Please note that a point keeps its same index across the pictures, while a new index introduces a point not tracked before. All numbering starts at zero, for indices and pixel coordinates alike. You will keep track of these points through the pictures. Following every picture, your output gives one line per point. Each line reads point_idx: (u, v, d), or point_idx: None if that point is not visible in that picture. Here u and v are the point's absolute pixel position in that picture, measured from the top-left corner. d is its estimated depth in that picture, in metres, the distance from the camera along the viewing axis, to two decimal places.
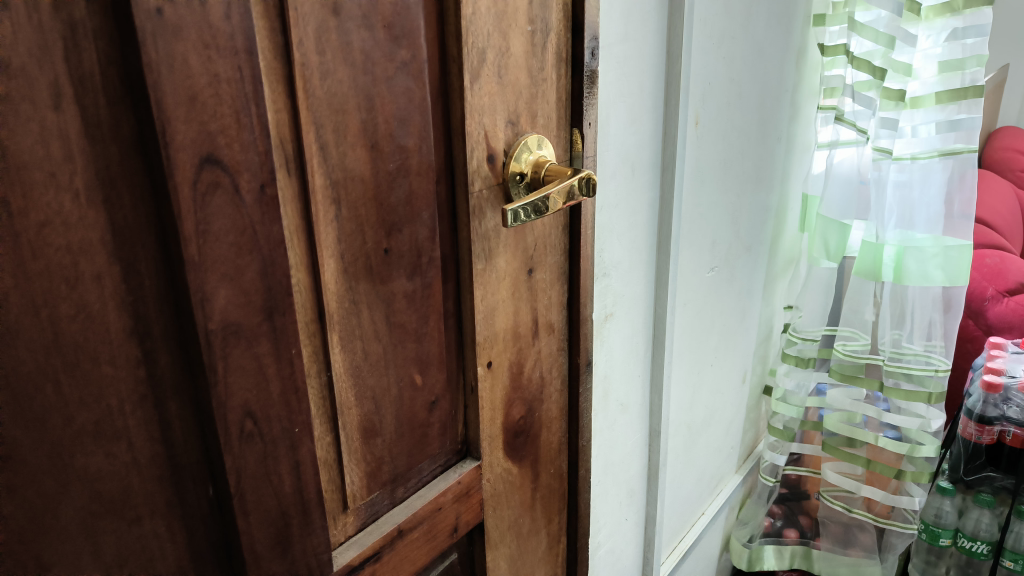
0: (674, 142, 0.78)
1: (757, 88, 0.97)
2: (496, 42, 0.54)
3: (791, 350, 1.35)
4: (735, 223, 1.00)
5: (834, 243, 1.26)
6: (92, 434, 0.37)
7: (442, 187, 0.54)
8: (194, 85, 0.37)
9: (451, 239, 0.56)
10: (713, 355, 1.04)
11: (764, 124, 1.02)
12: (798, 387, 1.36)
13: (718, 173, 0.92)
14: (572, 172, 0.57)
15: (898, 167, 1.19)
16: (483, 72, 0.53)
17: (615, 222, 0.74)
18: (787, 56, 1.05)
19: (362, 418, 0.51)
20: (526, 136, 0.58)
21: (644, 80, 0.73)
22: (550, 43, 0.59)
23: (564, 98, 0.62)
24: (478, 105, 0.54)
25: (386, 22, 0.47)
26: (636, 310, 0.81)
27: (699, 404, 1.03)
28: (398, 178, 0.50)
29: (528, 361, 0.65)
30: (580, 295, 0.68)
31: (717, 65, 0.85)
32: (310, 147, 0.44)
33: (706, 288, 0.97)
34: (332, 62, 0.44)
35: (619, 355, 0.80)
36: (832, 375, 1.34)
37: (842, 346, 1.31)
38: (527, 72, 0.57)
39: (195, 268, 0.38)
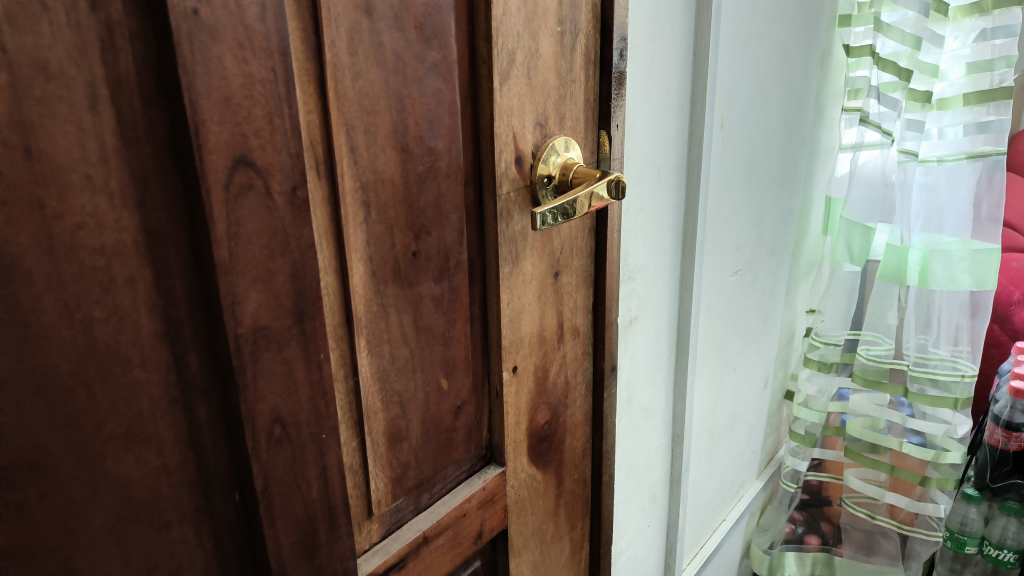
0: (699, 144, 0.77)
1: (782, 89, 0.96)
2: (527, 43, 0.53)
3: (813, 355, 1.34)
4: (759, 226, 0.99)
5: (857, 247, 1.25)
6: (122, 438, 0.36)
7: (470, 190, 0.54)
8: (228, 87, 0.36)
9: (478, 242, 0.56)
10: (736, 360, 1.03)
11: (788, 126, 1.01)
12: (820, 392, 1.35)
13: (743, 176, 0.91)
14: (600, 174, 0.56)
15: (925, 170, 1.18)
16: (513, 73, 0.53)
17: (641, 225, 0.73)
18: (811, 58, 1.03)
19: (388, 423, 0.51)
20: (554, 138, 0.58)
21: (671, 81, 0.72)
22: (580, 44, 0.58)
23: (593, 99, 0.61)
24: (507, 107, 0.53)
25: (418, 23, 0.46)
26: (660, 314, 0.80)
27: (721, 408, 1.02)
28: (427, 180, 0.50)
29: (553, 366, 0.64)
30: (605, 299, 0.67)
31: (743, 66, 0.84)
32: (340, 149, 0.44)
33: (730, 292, 0.96)
34: (364, 63, 0.44)
35: (643, 359, 0.79)
36: (855, 379, 1.32)
37: (866, 351, 1.29)
38: (557, 73, 0.57)
39: (227, 271, 0.38)
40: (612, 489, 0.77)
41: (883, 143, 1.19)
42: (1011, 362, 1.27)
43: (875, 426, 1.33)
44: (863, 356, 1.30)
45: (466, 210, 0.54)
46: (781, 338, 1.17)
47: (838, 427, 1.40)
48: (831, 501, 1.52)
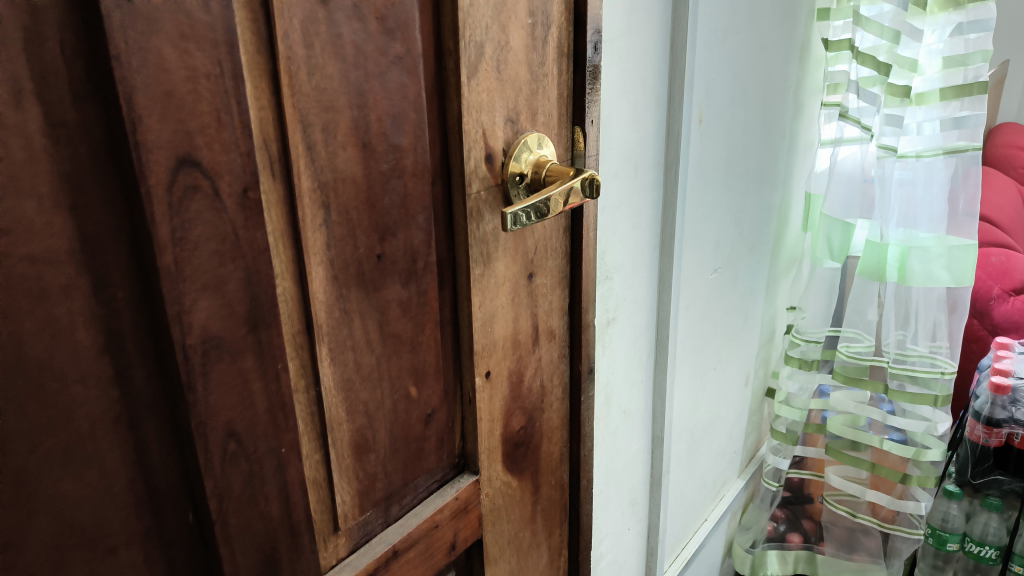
0: (677, 140, 0.75)
1: (761, 84, 0.95)
2: (496, 35, 0.51)
3: (794, 352, 1.33)
4: (739, 223, 0.97)
5: (838, 243, 1.23)
6: (61, 460, 0.34)
7: (438, 189, 0.52)
8: (169, 81, 0.34)
9: (448, 243, 0.54)
10: (717, 360, 1.01)
11: (767, 122, 1.00)
12: (801, 390, 1.34)
13: (722, 173, 0.90)
14: (576, 172, 0.54)
15: (902, 165, 1.16)
16: (482, 67, 0.51)
17: (618, 224, 0.71)
18: (790, 52, 1.02)
19: (354, 434, 0.49)
20: (526, 134, 0.56)
21: (648, 75, 0.70)
22: (552, 36, 0.56)
23: (567, 94, 0.59)
24: (476, 102, 0.51)
25: (379, 14, 0.44)
26: (639, 314, 0.78)
27: (702, 408, 1.00)
28: (391, 179, 0.47)
29: (528, 370, 0.62)
30: (581, 299, 0.65)
31: (721, 61, 0.83)
32: (297, 147, 0.41)
33: (710, 290, 0.94)
34: (321, 56, 0.41)
35: (622, 361, 0.77)
36: (836, 377, 1.31)
37: (846, 348, 1.28)
38: (529, 66, 0.54)
39: (172, 278, 0.36)
40: (591, 494, 0.75)
41: (860, 138, 1.17)
42: (989, 357, 1.27)
43: (856, 424, 1.32)
44: (843, 354, 1.29)
45: (435, 208, 0.52)
46: (762, 336, 1.15)
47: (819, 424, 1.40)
48: (813, 498, 1.51)
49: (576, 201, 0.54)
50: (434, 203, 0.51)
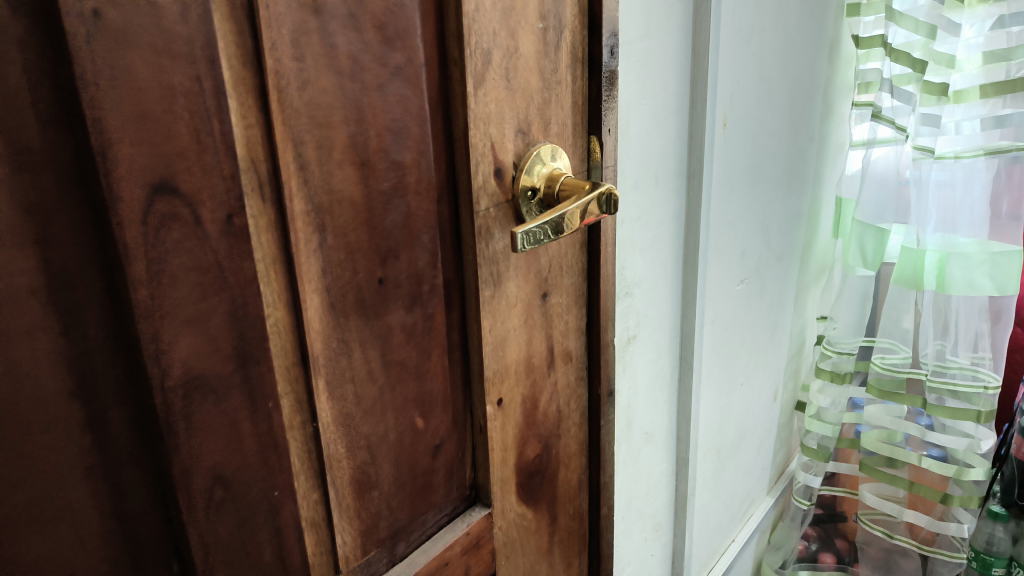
0: (701, 148, 0.72)
1: (788, 85, 0.91)
2: (505, 42, 0.48)
3: (824, 365, 1.27)
4: (766, 230, 0.93)
5: (871, 250, 1.18)
6: (25, 515, 0.31)
7: (445, 207, 0.48)
8: (143, 101, 0.31)
9: (455, 263, 0.50)
10: (743, 374, 0.97)
11: (795, 125, 0.95)
12: (833, 404, 1.29)
13: (748, 179, 0.86)
14: (592, 186, 0.51)
15: (940, 166, 1.11)
16: (490, 76, 0.47)
17: (638, 238, 0.67)
18: (818, 52, 0.98)
19: (355, 471, 0.46)
20: (539, 145, 0.52)
21: (669, 80, 0.66)
22: (566, 41, 0.53)
23: (582, 102, 0.56)
24: (483, 114, 0.48)
25: (377, 23, 0.41)
26: (661, 330, 0.75)
27: (729, 424, 0.96)
28: (393, 199, 0.44)
29: (543, 395, 0.59)
30: (599, 318, 0.62)
31: (746, 62, 0.79)
32: (288, 168, 0.38)
33: (736, 301, 0.90)
34: (314, 69, 0.38)
35: (643, 380, 0.74)
36: (870, 390, 1.26)
37: (881, 359, 1.23)
38: (541, 74, 0.51)
39: (148, 315, 0.33)
40: (612, 521, 0.71)
41: (895, 138, 1.12)
42: None
43: (892, 439, 1.27)
44: (879, 364, 1.24)
45: (440, 226, 0.48)
46: (791, 348, 1.11)
47: (852, 438, 1.35)
48: (846, 517, 1.45)
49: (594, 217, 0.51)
50: (440, 221, 0.48)
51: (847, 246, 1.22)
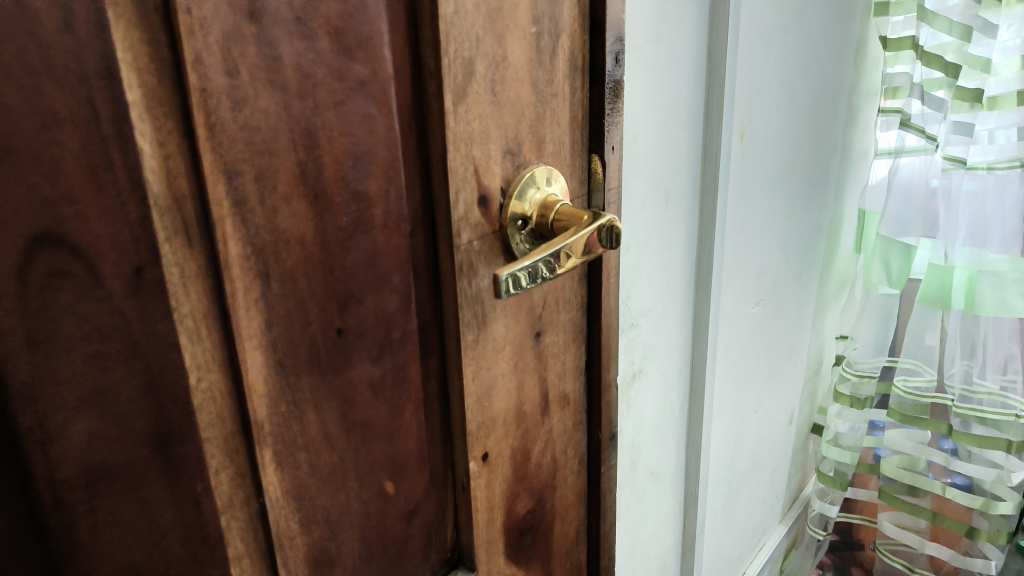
0: (716, 162, 0.65)
1: (811, 91, 0.83)
2: (491, 49, 0.41)
3: (844, 387, 1.21)
4: (785, 247, 0.86)
5: (896, 269, 1.11)
6: None
7: (419, 241, 0.42)
8: (11, 132, 0.25)
9: (433, 302, 0.44)
10: (758, 400, 0.90)
11: (817, 133, 0.88)
12: (852, 429, 1.21)
13: (767, 193, 0.78)
14: (587, 217, 0.44)
15: (971, 177, 1.05)
16: (473, 89, 0.41)
17: (646, 264, 0.61)
18: (844, 54, 0.90)
19: (312, 549, 0.39)
20: (532, 168, 0.46)
21: (682, 89, 0.59)
22: (563, 47, 0.46)
23: (582, 117, 0.49)
24: (465, 133, 0.41)
25: (333, 28, 0.34)
26: (670, 362, 0.68)
27: (742, 455, 0.89)
28: (355, 235, 0.38)
29: (536, 445, 0.52)
30: (600, 356, 0.55)
31: (767, 67, 0.72)
32: (221, 204, 0.32)
33: (752, 324, 0.83)
34: (252, 86, 0.32)
35: (650, 418, 0.67)
36: (891, 414, 1.20)
37: (904, 382, 1.17)
38: (533, 85, 0.44)
39: (30, 397, 0.26)
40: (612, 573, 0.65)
41: (923, 147, 1.05)
42: None
43: (914, 467, 1.21)
44: (902, 386, 1.18)
45: (413, 265, 0.42)
46: (808, 369, 1.04)
47: (871, 463, 1.28)
48: (863, 544, 1.42)
49: (591, 253, 0.45)
50: (412, 259, 0.42)
51: (871, 261, 1.15)
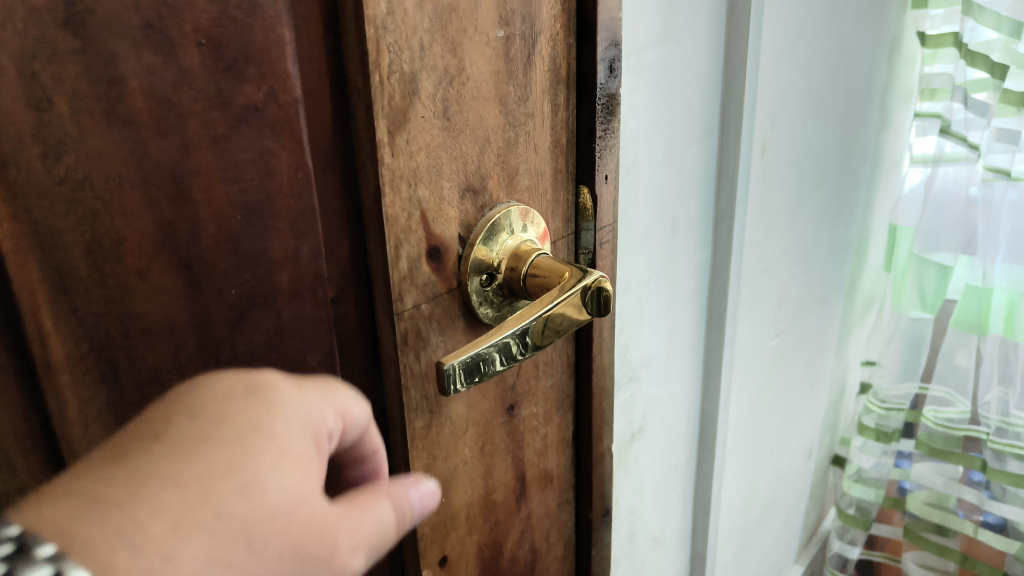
0: (732, 184, 0.55)
1: (841, 94, 0.73)
2: (443, 59, 0.31)
3: (868, 420, 1.13)
4: (808, 270, 0.76)
5: (931, 292, 1.04)
6: None
7: (347, 304, 0.33)
8: None
9: (370, 378, 0.35)
10: (774, 440, 0.80)
11: (846, 140, 0.78)
12: (878, 465, 1.15)
13: (789, 213, 0.68)
14: (565, 276, 0.35)
15: (1015, 189, 0.92)
16: (416, 111, 0.31)
17: (648, 307, 0.51)
18: (878, 50, 0.80)
19: None
20: (504, 209, 0.36)
21: (694, 99, 0.49)
22: (542, 54, 0.36)
23: (567, 139, 0.39)
24: (406, 170, 0.31)
25: (207, 38, 0.25)
26: (675, 414, 0.58)
27: (756, 501, 0.80)
28: (250, 311, 0.29)
29: (510, 537, 0.43)
30: (591, 424, 0.46)
31: (793, 69, 0.61)
32: (33, 294, 0.23)
33: (770, 359, 0.73)
34: (75, 122, 0.23)
35: (651, 480, 0.57)
36: (920, 446, 1.13)
37: (934, 413, 1.10)
38: (502, 103, 0.35)
39: None
40: None
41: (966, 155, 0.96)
42: None
43: (942, 505, 1.15)
44: (932, 417, 1.10)
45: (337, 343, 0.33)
46: (829, 398, 0.94)
47: (896, 496, 1.20)
48: None
49: (577, 319, 0.36)
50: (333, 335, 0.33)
51: (901, 280, 1.06)
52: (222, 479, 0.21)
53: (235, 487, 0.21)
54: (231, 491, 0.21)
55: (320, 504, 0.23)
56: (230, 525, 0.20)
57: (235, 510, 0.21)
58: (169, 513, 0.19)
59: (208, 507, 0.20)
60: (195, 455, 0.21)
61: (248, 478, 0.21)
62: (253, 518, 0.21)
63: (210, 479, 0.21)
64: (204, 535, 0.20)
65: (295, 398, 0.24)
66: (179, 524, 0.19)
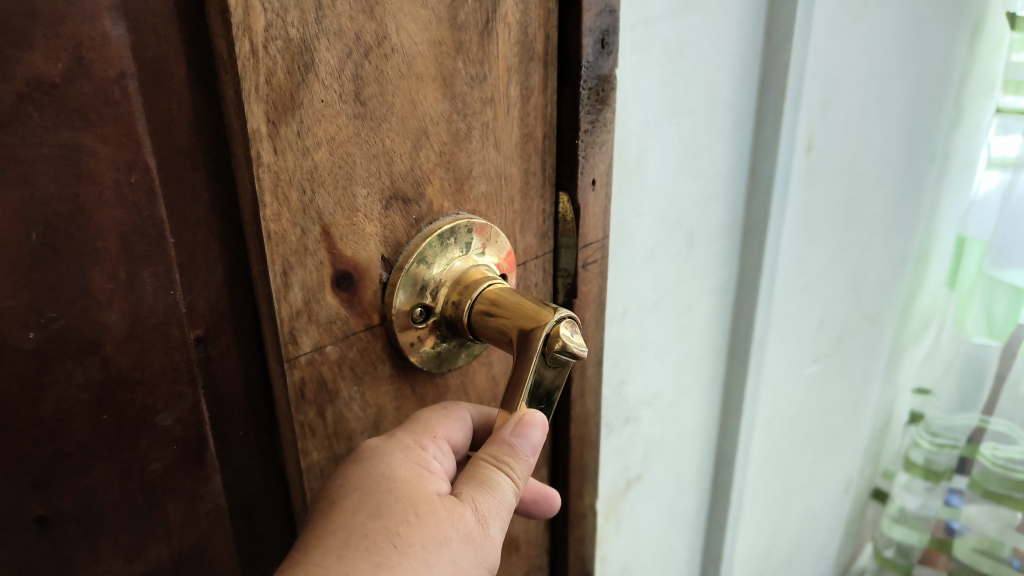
0: (767, 190, 0.45)
1: (909, 83, 0.62)
2: (351, 22, 0.23)
3: (917, 456, 1.06)
4: (858, 286, 0.66)
5: (1000, 315, 0.91)
6: None
7: (226, 340, 0.25)
8: None
9: (263, 428, 0.27)
10: (807, 477, 0.71)
11: (913, 137, 0.67)
12: (923, 506, 1.06)
13: (837, 223, 0.58)
14: (511, 336, 0.26)
15: None
16: (310, 92, 0.23)
17: (654, 335, 0.42)
18: (959, 31, 0.68)
19: None
20: (453, 227, 0.28)
21: (721, 83, 0.40)
22: (507, 21, 0.27)
23: (543, 133, 0.30)
24: (296, 172, 0.23)
25: None
26: (684, 455, 0.50)
27: (781, 543, 0.71)
28: (59, 362, 0.21)
29: None
30: (570, 481, 0.38)
31: (853, 50, 0.51)
32: None
33: (806, 389, 0.64)
34: None
35: (652, 532, 0.49)
36: (975, 487, 1.05)
37: (993, 451, 1.01)
38: (447, 83, 0.26)
39: None
40: None
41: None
42: None
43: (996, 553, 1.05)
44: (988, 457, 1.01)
45: (211, 405, 0.25)
46: (874, 425, 0.84)
47: (944, 537, 1.11)
48: None
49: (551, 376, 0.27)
50: (196, 393, 0.24)
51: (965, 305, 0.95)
52: (357, 517, 0.24)
53: (364, 515, 0.24)
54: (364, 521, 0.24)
55: (435, 511, 0.25)
56: (377, 546, 0.24)
57: (374, 532, 0.24)
58: (331, 553, 0.23)
59: (352, 537, 0.24)
60: (329, 515, 0.24)
61: (374, 507, 0.24)
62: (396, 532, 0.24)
63: (346, 518, 0.24)
64: (365, 559, 0.23)
65: (385, 446, 0.26)
66: (342, 556, 0.23)
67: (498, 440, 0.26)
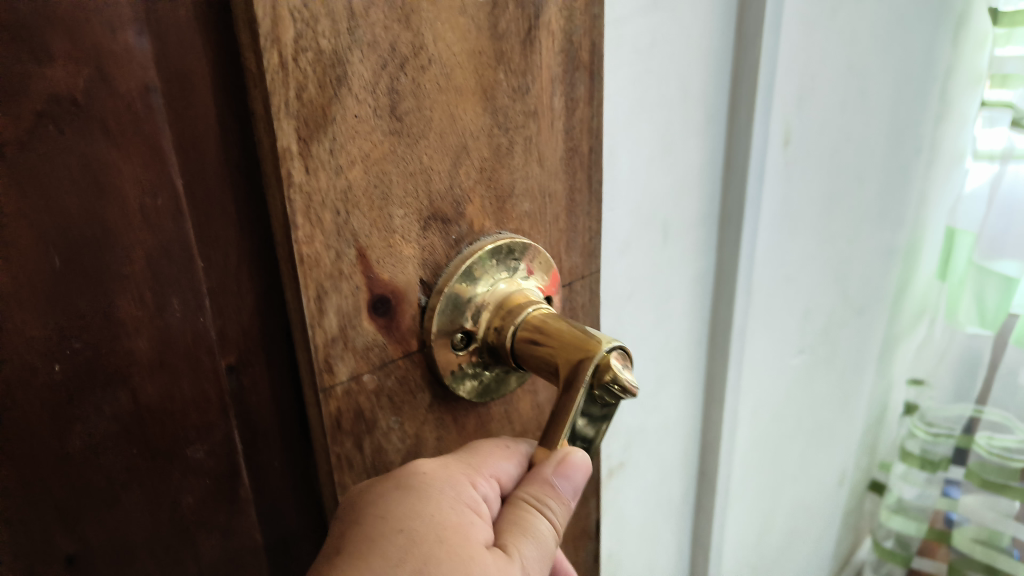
0: (743, 180, 0.43)
1: (892, 73, 0.59)
2: (386, 31, 0.22)
3: (912, 447, 0.98)
4: (845, 279, 0.64)
5: (991, 304, 0.86)
6: None
7: (261, 370, 0.24)
8: None
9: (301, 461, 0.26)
10: (797, 467, 0.69)
11: (899, 127, 0.64)
12: (920, 496, 0.99)
13: (820, 213, 0.55)
14: (561, 366, 0.25)
15: None
16: (343, 107, 0.21)
17: (634, 327, 0.41)
18: (946, 17, 0.65)
19: None
20: (494, 250, 0.26)
21: (692, 77, 0.38)
22: (550, 29, 0.26)
23: (589, 147, 0.29)
24: (328, 193, 0.22)
25: None
26: (669, 443, 0.48)
27: (772, 539, 0.69)
28: (86, 397, 0.20)
29: None
30: None
31: (832, 37, 0.48)
32: None
33: (791, 381, 0.61)
34: None
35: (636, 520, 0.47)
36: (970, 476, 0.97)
37: (987, 441, 0.92)
38: (488, 96, 0.25)
39: None
40: None
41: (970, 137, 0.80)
42: None
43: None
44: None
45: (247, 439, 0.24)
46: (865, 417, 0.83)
47: (943, 528, 1.04)
48: None
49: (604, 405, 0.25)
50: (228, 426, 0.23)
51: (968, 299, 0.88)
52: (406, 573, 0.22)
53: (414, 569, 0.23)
54: (394, 544, 0.23)
55: (485, 566, 0.24)
56: None
57: None
58: None
59: None
60: (373, 561, 0.22)
61: (422, 559, 0.23)
62: (428, 558, 0.23)
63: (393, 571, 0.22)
64: None
65: (436, 475, 0.24)
66: None
67: (541, 481, 0.25)
